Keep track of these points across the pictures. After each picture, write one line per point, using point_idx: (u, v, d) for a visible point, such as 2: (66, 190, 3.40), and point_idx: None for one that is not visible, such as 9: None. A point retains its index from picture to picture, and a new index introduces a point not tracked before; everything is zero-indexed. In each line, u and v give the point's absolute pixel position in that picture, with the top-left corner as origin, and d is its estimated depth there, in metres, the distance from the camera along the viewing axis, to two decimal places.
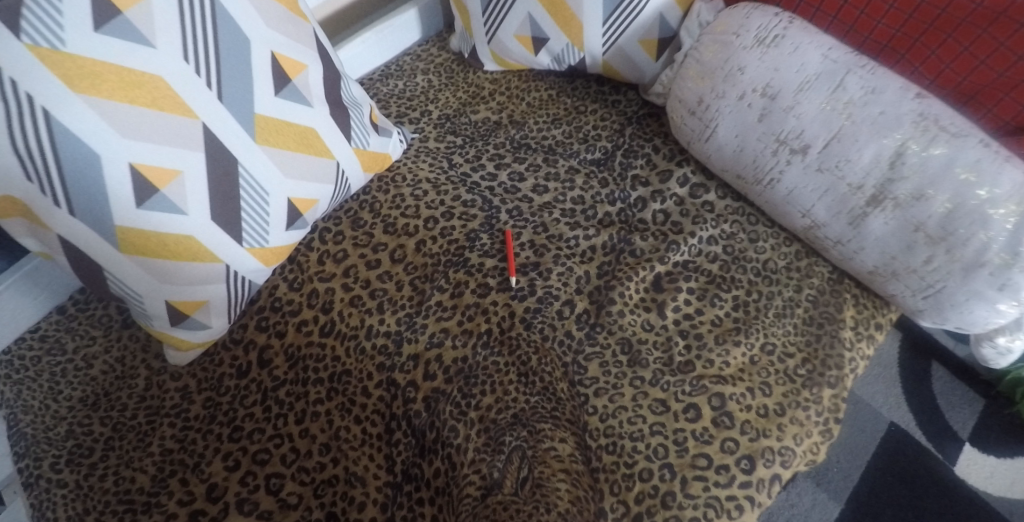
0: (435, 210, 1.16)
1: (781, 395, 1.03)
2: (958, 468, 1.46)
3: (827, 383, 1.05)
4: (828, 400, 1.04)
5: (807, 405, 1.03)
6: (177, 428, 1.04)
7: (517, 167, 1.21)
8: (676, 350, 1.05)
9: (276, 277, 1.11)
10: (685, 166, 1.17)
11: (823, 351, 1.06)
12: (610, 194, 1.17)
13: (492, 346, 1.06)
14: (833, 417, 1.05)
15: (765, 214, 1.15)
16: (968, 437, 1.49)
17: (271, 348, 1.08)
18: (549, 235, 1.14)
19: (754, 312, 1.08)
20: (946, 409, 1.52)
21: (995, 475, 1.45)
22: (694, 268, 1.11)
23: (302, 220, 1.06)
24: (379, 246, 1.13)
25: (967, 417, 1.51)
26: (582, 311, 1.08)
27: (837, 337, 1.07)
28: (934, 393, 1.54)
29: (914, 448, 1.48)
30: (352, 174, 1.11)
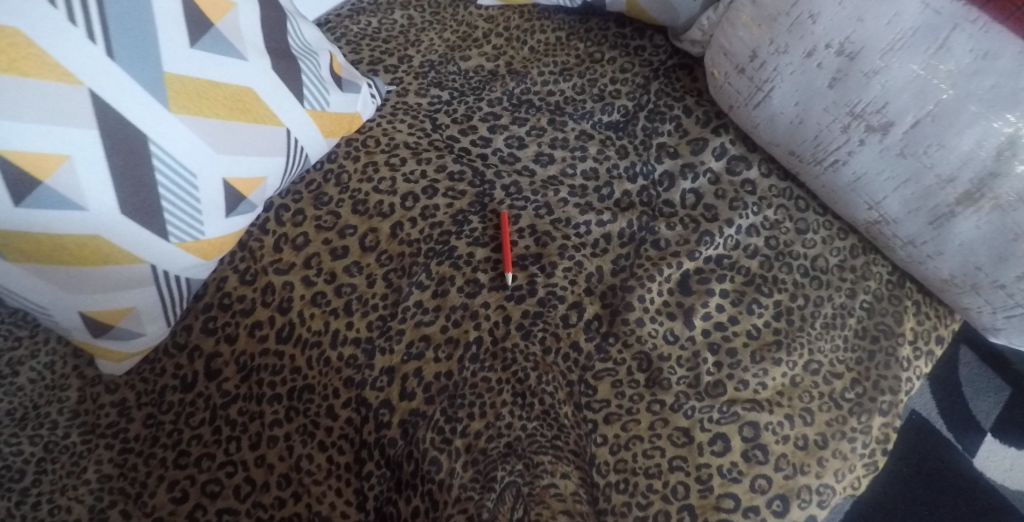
0: (415, 184, 0.95)
1: (824, 425, 0.87)
2: (976, 460, 1.31)
3: (878, 410, 0.88)
4: (877, 430, 0.88)
5: (853, 437, 0.87)
6: (116, 451, 0.88)
7: (516, 130, 1.00)
8: (703, 369, 0.87)
9: (224, 268, 0.92)
10: (722, 135, 0.97)
11: (876, 372, 0.89)
12: (629, 167, 0.97)
13: (482, 359, 0.88)
14: (880, 449, 0.89)
15: (817, 198, 0.96)
16: (990, 427, 1.33)
17: (220, 356, 0.90)
18: (554, 219, 0.94)
19: (798, 323, 0.90)
20: (971, 397, 1.36)
21: (1016, 469, 1.29)
22: (729, 264, 0.92)
23: (248, 203, 0.86)
24: (347, 229, 0.94)
25: (992, 406, 1.35)
26: (593, 316, 0.90)
27: (893, 356, 0.89)
28: (960, 378, 1.38)
29: (942, 445, 1.32)
30: (310, 143, 0.90)
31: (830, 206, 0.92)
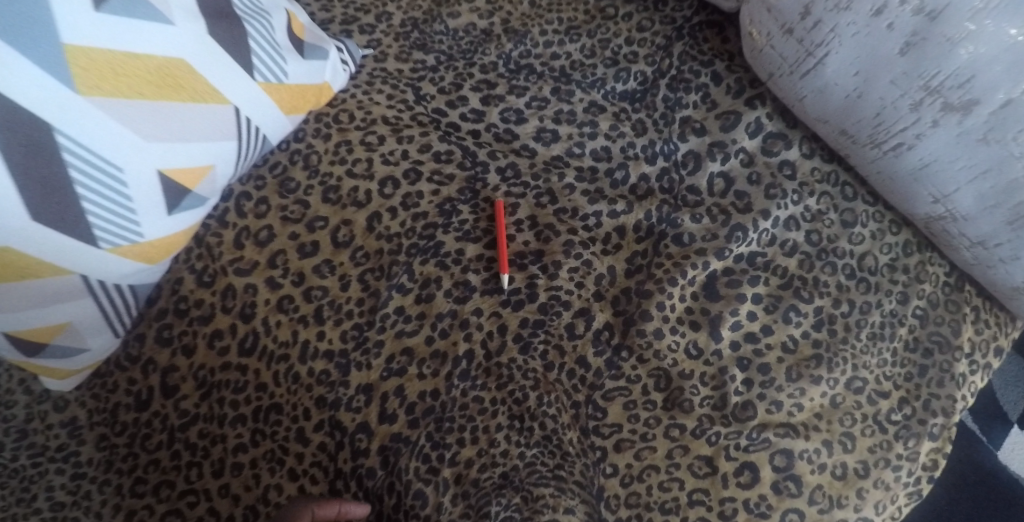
0: (395, 167, 0.82)
1: (866, 451, 0.75)
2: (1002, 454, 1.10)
3: (928, 434, 0.76)
4: (925, 456, 0.76)
5: (898, 465, 0.75)
6: (67, 477, 0.77)
7: (514, 101, 0.86)
8: (730, 387, 0.75)
9: (179, 268, 0.80)
10: (758, 107, 0.83)
11: (927, 390, 0.77)
12: (647, 146, 0.84)
13: (473, 376, 0.76)
14: (927, 477, 0.77)
15: (866, 184, 0.82)
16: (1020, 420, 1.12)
17: (177, 371, 0.78)
18: (557, 209, 0.81)
19: (841, 334, 0.78)
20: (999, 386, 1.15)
21: None
22: (764, 264, 0.79)
23: (197, 197, 0.73)
24: (317, 221, 0.81)
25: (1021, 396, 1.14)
26: (603, 326, 0.77)
27: (948, 373, 0.77)
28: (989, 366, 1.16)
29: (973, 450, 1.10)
30: (267, 123, 0.76)
31: (884, 194, 0.78)
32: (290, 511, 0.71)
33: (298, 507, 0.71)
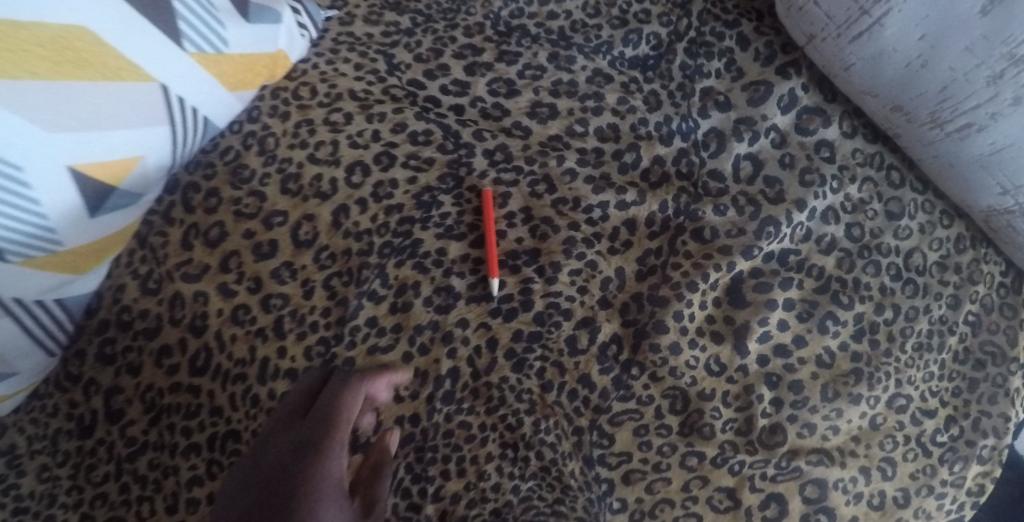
0: (364, 150, 0.70)
1: (907, 478, 0.65)
2: None
3: (976, 457, 0.67)
4: (972, 481, 0.66)
5: (943, 493, 0.65)
6: (7, 513, 0.66)
7: (505, 69, 0.74)
8: (758, 409, 0.65)
9: (120, 273, 0.69)
10: (793, 77, 0.71)
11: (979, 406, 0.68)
12: (662, 123, 0.72)
13: (458, 398, 0.65)
14: (973, 505, 0.67)
15: (914, 167, 0.71)
16: None
17: (122, 393, 0.68)
18: (555, 200, 0.69)
19: (884, 345, 0.68)
20: None
21: None
22: (797, 263, 0.68)
23: (126, 194, 0.62)
24: (275, 216, 0.69)
25: None
26: (610, 338, 0.66)
27: (1004, 388, 0.68)
28: None
29: None
30: (206, 102, 0.64)
31: (936, 180, 0.69)
32: (332, 395, 0.58)
33: (340, 389, 0.58)
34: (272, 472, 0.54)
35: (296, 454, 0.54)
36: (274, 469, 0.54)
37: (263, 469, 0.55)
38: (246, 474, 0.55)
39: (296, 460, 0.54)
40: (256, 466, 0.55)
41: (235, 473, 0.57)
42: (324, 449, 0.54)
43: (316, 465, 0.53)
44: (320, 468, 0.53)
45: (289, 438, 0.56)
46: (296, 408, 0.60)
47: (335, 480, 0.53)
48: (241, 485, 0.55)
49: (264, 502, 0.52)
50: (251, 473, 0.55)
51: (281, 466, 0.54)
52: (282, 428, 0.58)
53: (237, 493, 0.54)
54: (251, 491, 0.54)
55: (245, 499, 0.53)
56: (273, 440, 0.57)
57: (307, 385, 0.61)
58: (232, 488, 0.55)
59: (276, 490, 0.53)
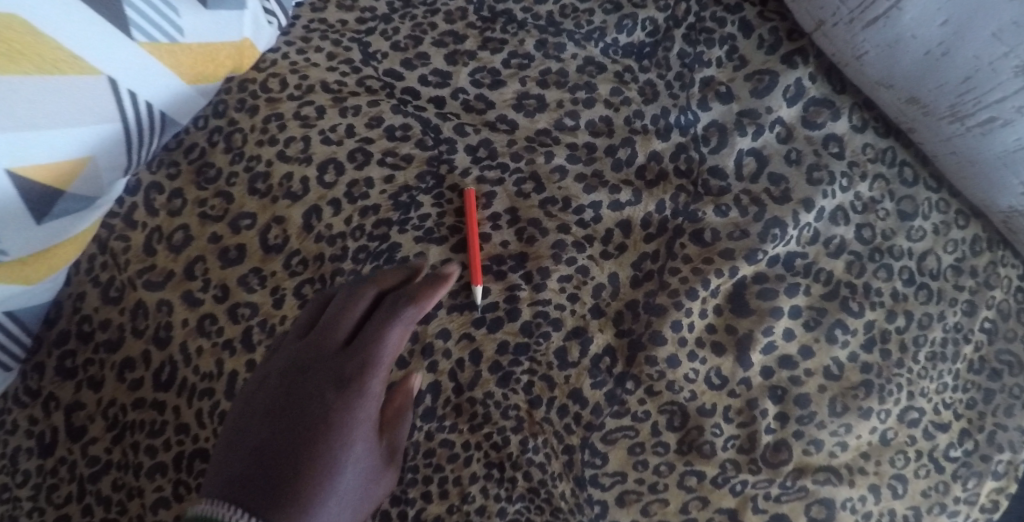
0: (338, 147, 0.65)
1: (919, 496, 0.62)
2: None
3: (992, 473, 0.63)
4: (986, 498, 0.63)
5: (955, 511, 0.62)
6: None
7: (490, 58, 0.69)
8: (762, 424, 0.61)
9: (80, 280, 0.65)
10: (799, 66, 0.66)
11: (995, 419, 0.64)
12: (659, 116, 0.67)
13: (440, 415, 0.60)
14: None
15: (929, 163, 0.67)
16: None
17: (83, 409, 0.64)
18: (544, 200, 0.64)
19: (896, 356, 0.63)
20: None
21: None
22: (804, 267, 0.64)
23: (77, 197, 0.57)
24: (243, 219, 0.64)
25: None
26: (602, 349, 0.61)
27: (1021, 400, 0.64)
28: None
29: None
30: (161, 96, 0.59)
31: (954, 179, 0.65)
32: (378, 319, 0.54)
33: (386, 315, 0.54)
34: (305, 403, 0.52)
35: (331, 394, 0.52)
36: (310, 399, 0.52)
37: (297, 392, 0.53)
38: (281, 387, 0.53)
39: (329, 404, 0.52)
40: (288, 389, 0.53)
41: (263, 385, 0.54)
42: (359, 395, 0.52)
43: (349, 413, 0.52)
44: (352, 419, 0.52)
45: (326, 366, 0.53)
46: (337, 331, 0.55)
47: (362, 427, 0.52)
48: (269, 406, 0.53)
49: (293, 434, 0.51)
50: (282, 395, 0.53)
51: (312, 404, 0.52)
52: (322, 338, 0.55)
53: (264, 413, 0.52)
54: (279, 416, 0.52)
55: (273, 423, 0.52)
56: (308, 363, 0.54)
57: (356, 299, 0.56)
58: (258, 402, 0.53)
59: (305, 428, 0.51)
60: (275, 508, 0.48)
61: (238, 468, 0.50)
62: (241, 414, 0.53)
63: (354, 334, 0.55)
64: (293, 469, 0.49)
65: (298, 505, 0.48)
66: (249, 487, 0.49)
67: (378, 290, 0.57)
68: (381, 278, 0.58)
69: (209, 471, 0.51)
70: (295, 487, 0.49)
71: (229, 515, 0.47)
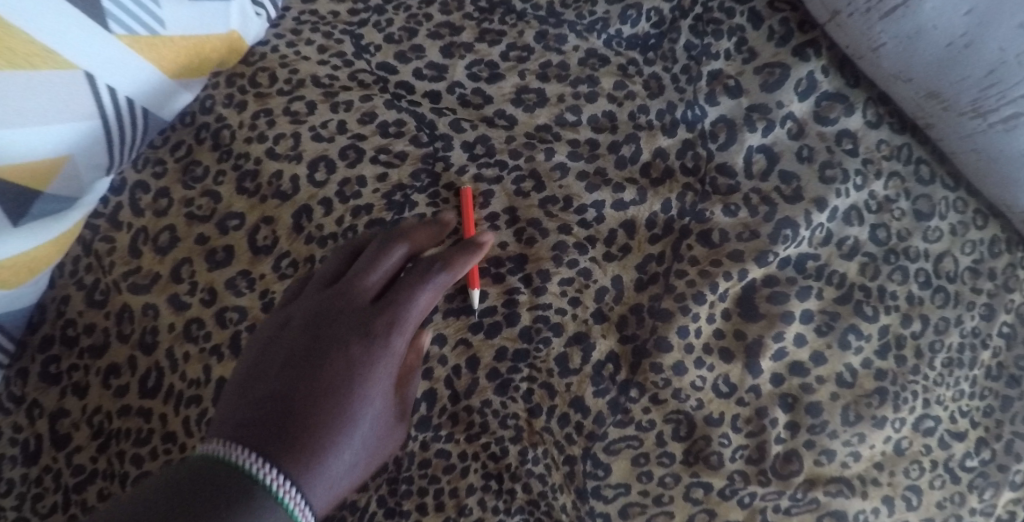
0: (329, 144, 0.62)
1: (934, 508, 0.59)
2: None
3: (1010, 484, 0.60)
4: (1004, 510, 0.60)
5: None
6: None
7: (488, 51, 0.66)
8: (771, 434, 0.58)
9: (64, 283, 0.62)
10: (812, 59, 0.63)
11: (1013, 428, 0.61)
12: (665, 111, 0.64)
13: (435, 424, 0.57)
14: None
15: (946, 160, 0.64)
16: None
17: (68, 416, 0.61)
18: (544, 199, 0.61)
19: (911, 362, 0.61)
20: None
21: None
22: (816, 270, 0.61)
23: (58, 198, 0.55)
24: (231, 219, 0.62)
25: None
26: (605, 355, 0.59)
27: None
28: None
29: None
30: (140, 91, 0.56)
31: (974, 177, 0.62)
32: (411, 279, 0.54)
33: (419, 277, 0.54)
34: (327, 353, 0.52)
35: (357, 346, 0.52)
36: (333, 349, 0.52)
37: (322, 341, 0.52)
38: (306, 333, 0.53)
39: (354, 357, 0.51)
40: (313, 335, 0.53)
41: (286, 328, 0.54)
42: (383, 350, 0.52)
43: (372, 365, 0.52)
44: (375, 374, 0.52)
45: (355, 318, 0.53)
46: (366, 284, 0.54)
47: (384, 384, 0.52)
48: (292, 351, 0.52)
49: (313, 383, 0.50)
50: (307, 341, 0.52)
51: (335, 355, 0.51)
52: (350, 288, 0.54)
53: (284, 360, 0.52)
54: (301, 362, 0.52)
55: (295, 367, 0.51)
56: (333, 313, 0.53)
57: (388, 254, 0.55)
58: (278, 348, 0.52)
59: (327, 376, 0.51)
60: (293, 455, 0.48)
61: (256, 409, 0.49)
62: (259, 358, 0.53)
63: (382, 290, 0.55)
64: (311, 417, 0.49)
65: (315, 450, 0.48)
66: (265, 430, 0.48)
67: (410, 249, 0.56)
68: (413, 237, 0.57)
69: (220, 414, 0.50)
70: (312, 432, 0.49)
71: (244, 458, 0.47)
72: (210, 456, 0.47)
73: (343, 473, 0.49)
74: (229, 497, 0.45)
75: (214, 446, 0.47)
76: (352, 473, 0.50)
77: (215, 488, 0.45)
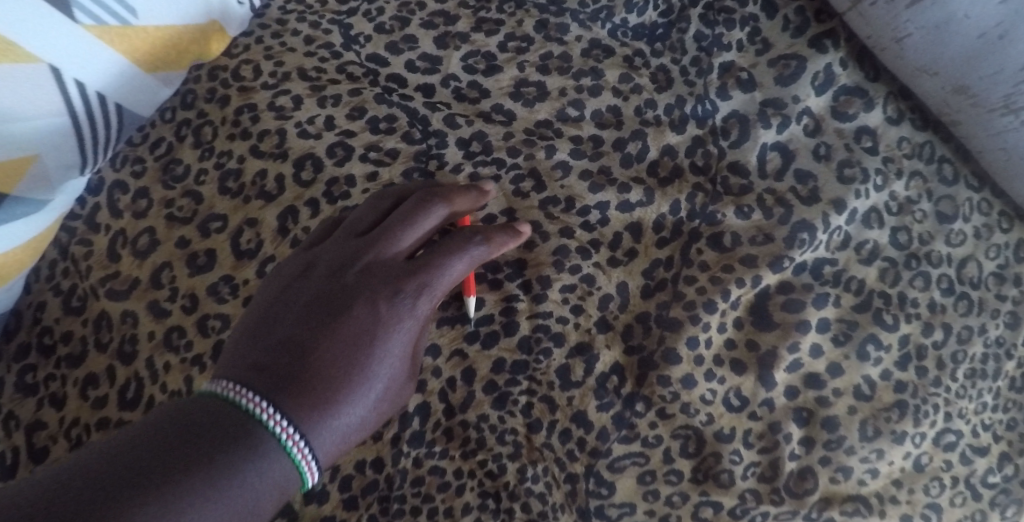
0: (316, 141, 0.59)
1: None
2: None
3: None
4: None
5: None
6: None
7: (485, 41, 0.62)
8: (785, 450, 0.55)
9: (40, 289, 0.59)
10: (829, 50, 0.59)
11: None
12: (673, 105, 0.60)
13: (429, 440, 0.54)
14: None
15: (970, 158, 0.60)
16: None
17: (45, 428, 0.56)
18: (544, 200, 0.58)
19: (933, 374, 0.57)
20: None
21: None
22: (833, 275, 0.57)
23: (27, 199, 0.51)
24: (213, 221, 0.58)
25: None
26: (609, 367, 0.55)
27: None
28: None
29: None
30: (113, 86, 0.53)
31: (1000, 178, 0.58)
32: (447, 245, 0.51)
33: (456, 245, 0.51)
34: (351, 305, 0.49)
35: (383, 305, 0.49)
36: (357, 302, 0.49)
37: (348, 292, 0.50)
38: (331, 281, 0.50)
39: (379, 313, 0.49)
40: (338, 285, 0.50)
41: (311, 273, 0.51)
42: (407, 315, 0.49)
43: (394, 327, 0.49)
44: (396, 336, 0.49)
45: (384, 275, 0.50)
46: (400, 239, 0.51)
47: (403, 348, 0.50)
48: (314, 298, 0.50)
49: (332, 335, 0.48)
50: (331, 290, 0.50)
51: (358, 308, 0.49)
52: (385, 242, 0.51)
53: (305, 305, 0.49)
54: (322, 311, 0.49)
55: (315, 316, 0.49)
56: (361, 263, 0.51)
57: (428, 212, 0.52)
58: (299, 293, 0.50)
59: (348, 331, 0.48)
60: (302, 411, 0.45)
61: (269, 356, 0.47)
62: (278, 300, 0.50)
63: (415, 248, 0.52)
64: (327, 368, 0.47)
65: (324, 410, 0.46)
66: (277, 378, 0.46)
67: (449, 212, 0.53)
68: (455, 198, 0.54)
69: (233, 352, 0.48)
70: (325, 389, 0.46)
71: (252, 403, 0.45)
72: (219, 394, 0.45)
73: (354, 429, 0.47)
74: (229, 442, 0.43)
75: (224, 385, 0.46)
76: (359, 436, 0.48)
77: (218, 430, 0.44)
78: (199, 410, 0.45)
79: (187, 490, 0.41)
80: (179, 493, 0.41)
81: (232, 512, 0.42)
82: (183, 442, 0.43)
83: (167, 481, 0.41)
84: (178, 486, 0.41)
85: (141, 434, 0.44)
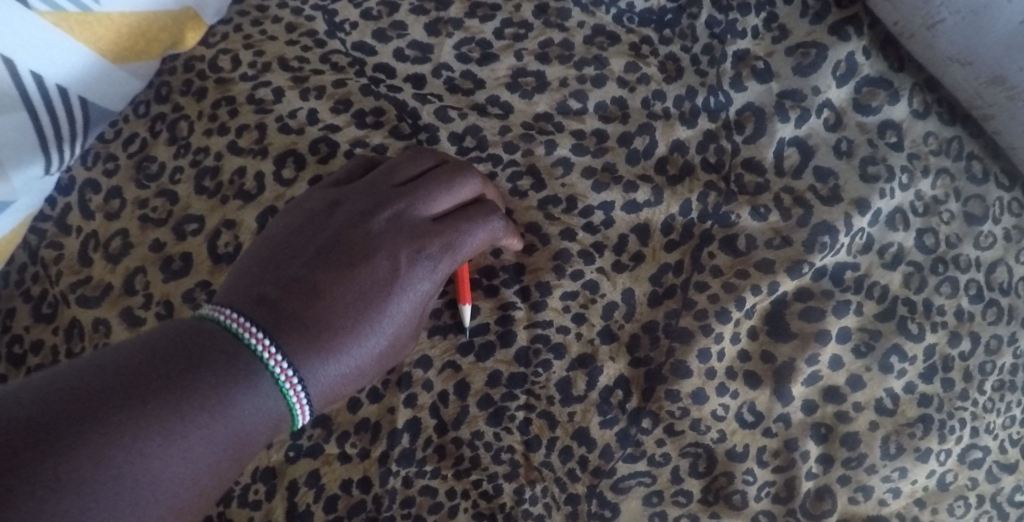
0: (299, 136, 0.55)
1: None
2: None
3: None
4: None
5: None
6: None
7: (480, 27, 0.57)
8: (802, 469, 0.51)
9: (9, 295, 0.55)
10: (851, 38, 0.55)
11: None
12: (683, 97, 0.56)
13: (420, 458, 0.50)
14: None
15: (1001, 154, 0.56)
16: None
17: None
18: (544, 200, 0.54)
19: (960, 386, 0.53)
20: None
21: None
22: (855, 281, 0.53)
23: None
24: (189, 222, 0.54)
25: None
26: (613, 380, 0.52)
27: None
28: None
29: None
30: (75, 79, 0.49)
31: None
32: (474, 218, 0.50)
33: (482, 221, 0.50)
34: (370, 256, 0.47)
35: (402, 261, 0.48)
36: (379, 253, 0.48)
37: (371, 241, 0.48)
38: (353, 224, 0.48)
39: (397, 268, 0.47)
40: (360, 231, 0.48)
41: (334, 212, 0.49)
42: (423, 275, 0.48)
43: (409, 285, 0.48)
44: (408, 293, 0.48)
45: (410, 233, 0.49)
46: (431, 198, 0.50)
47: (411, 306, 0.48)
48: (335, 240, 0.48)
49: (346, 282, 0.46)
50: (352, 235, 0.48)
51: (379, 259, 0.47)
52: (417, 199, 0.49)
53: (322, 245, 0.48)
54: (340, 253, 0.47)
55: (332, 258, 0.47)
56: (389, 212, 0.49)
57: (465, 180, 0.50)
58: (319, 230, 0.48)
59: (363, 280, 0.47)
60: (305, 356, 0.43)
61: (279, 291, 0.45)
62: (295, 235, 0.48)
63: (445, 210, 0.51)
64: (337, 317, 0.45)
65: (326, 357, 0.44)
66: (284, 316, 0.44)
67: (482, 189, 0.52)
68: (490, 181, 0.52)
69: (240, 281, 0.46)
70: (331, 337, 0.44)
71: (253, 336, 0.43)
72: (221, 321, 0.43)
73: (350, 381, 0.46)
74: (228, 371, 0.41)
75: (228, 313, 0.43)
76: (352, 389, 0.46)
77: (218, 357, 0.41)
78: (199, 332, 0.42)
79: (188, 413, 0.40)
80: (175, 417, 0.39)
81: (227, 439, 0.41)
82: (187, 360, 0.41)
83: (167, 395, 0.39)
84: (180, 404, 0.39)
85: (140, 345, 0.42)
